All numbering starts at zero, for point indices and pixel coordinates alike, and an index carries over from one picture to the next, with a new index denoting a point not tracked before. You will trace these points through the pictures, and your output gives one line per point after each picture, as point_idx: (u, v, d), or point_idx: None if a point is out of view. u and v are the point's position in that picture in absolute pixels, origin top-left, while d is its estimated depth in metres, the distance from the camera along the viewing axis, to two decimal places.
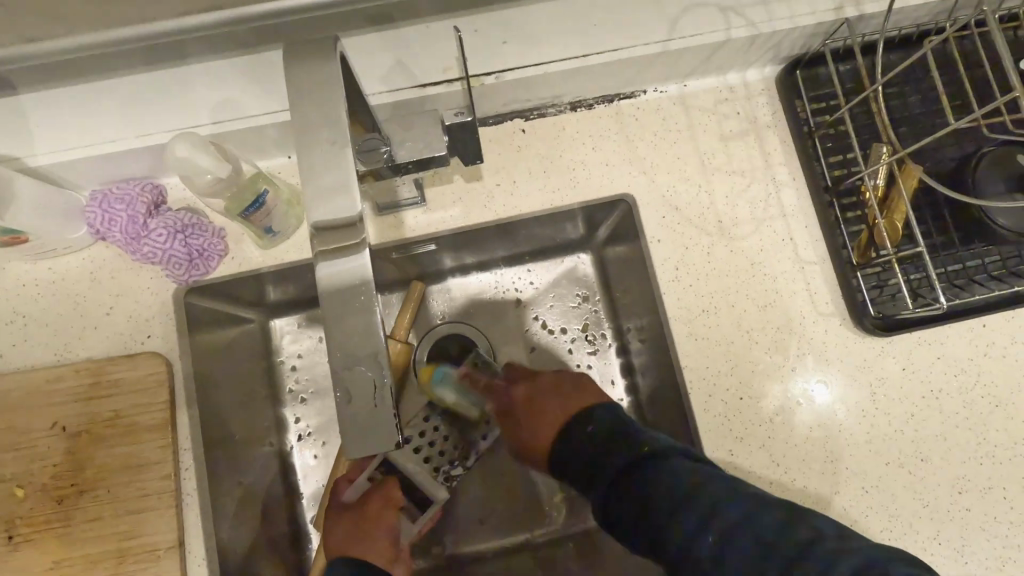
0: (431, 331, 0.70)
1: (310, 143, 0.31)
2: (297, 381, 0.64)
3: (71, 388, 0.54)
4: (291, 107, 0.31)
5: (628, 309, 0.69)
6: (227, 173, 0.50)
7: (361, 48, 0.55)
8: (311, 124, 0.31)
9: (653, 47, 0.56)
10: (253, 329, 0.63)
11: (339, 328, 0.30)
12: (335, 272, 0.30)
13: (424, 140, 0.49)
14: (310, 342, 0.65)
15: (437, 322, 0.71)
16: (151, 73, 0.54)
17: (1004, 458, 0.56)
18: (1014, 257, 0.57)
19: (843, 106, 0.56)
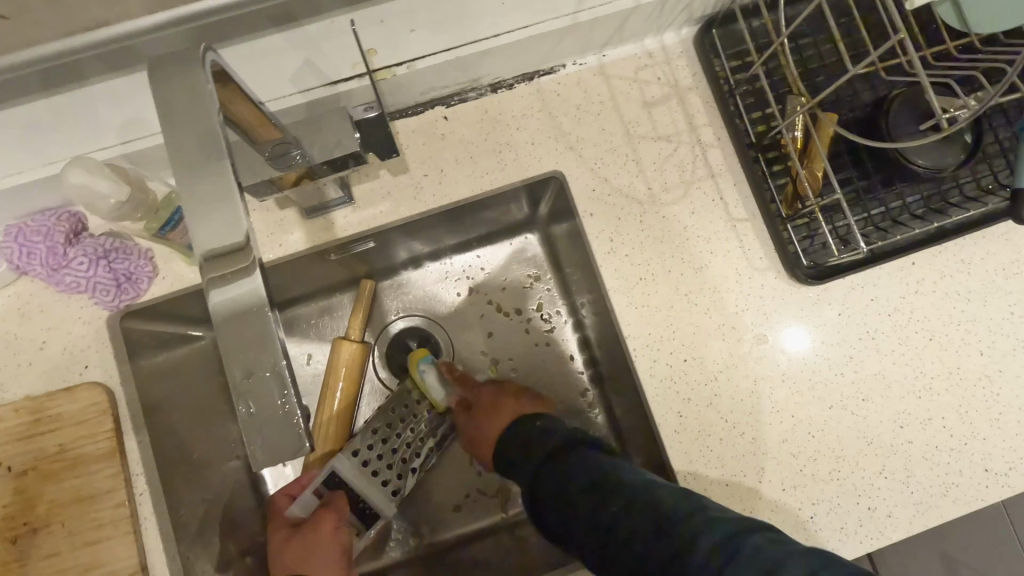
0: (394, 326, 0.71)
1: (185, 166, 0.30)
2: None
3: (11, 428, 0.53)
4: (163, 127, 0.30)
5: (579, 284, 0.69)
6: (128, 194, 0.48)
7: (264, 51, 0.54)
8: (186, 138, 0.30)
9: (563, 20, 0.56)
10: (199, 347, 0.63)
11: (237, 348, 0.30)
12: (226, 290, 0.31)
13: (337, 141, 0.49)
14: None
15: (396, 318, 0.71)
16: (47, 97, 0.52)
17: (941, 389, 0.58)
18: (936, 194, 0.59)
19: (756, 62, 0.56)
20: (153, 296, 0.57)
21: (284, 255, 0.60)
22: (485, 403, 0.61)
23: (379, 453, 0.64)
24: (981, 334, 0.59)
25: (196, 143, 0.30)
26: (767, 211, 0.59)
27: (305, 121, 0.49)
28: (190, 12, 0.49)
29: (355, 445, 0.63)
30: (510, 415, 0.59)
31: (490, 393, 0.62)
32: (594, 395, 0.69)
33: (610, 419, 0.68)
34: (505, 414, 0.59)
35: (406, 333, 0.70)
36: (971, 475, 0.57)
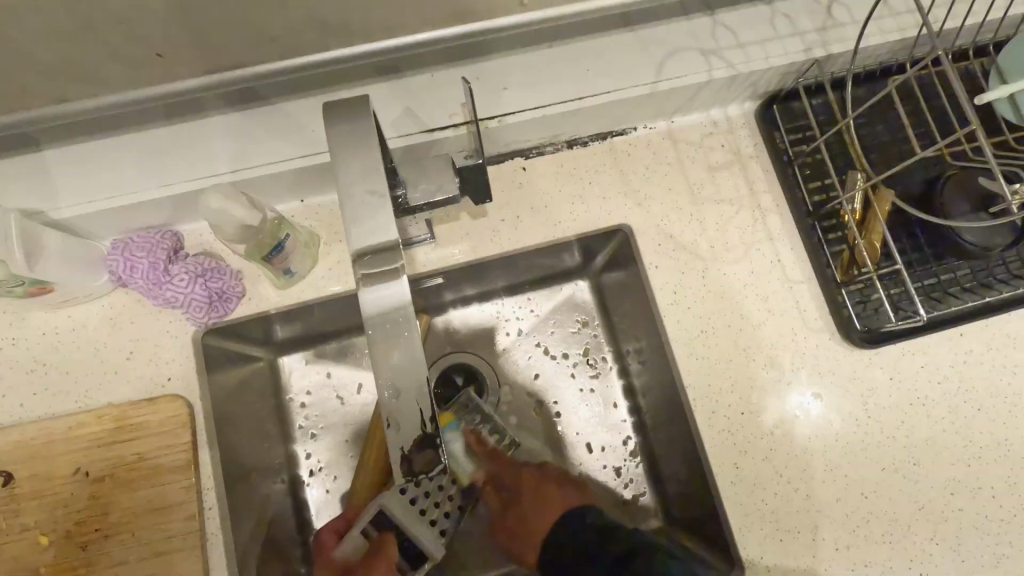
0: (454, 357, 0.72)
1: (350, 195, 0.34)
2: (306, 418, 0.65)
3: (95, 433, 0.55)
4: (334, 158, 0.34)
5: (628, 332, 0.71)
6: (258, 220, 0.52)
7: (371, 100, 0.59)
8: (357, 168, 0.34)
9: (643, 89, 0.60)
10: (261, 369, 0.65)
11: (385, 363, 0.33)
12: (380, 300, 0.35)
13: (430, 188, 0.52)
14: (319, 377, 0.66)
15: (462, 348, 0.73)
16: (171, 126, 0.57)
17: (990, 459, 0.60)
18: (982, 270, 0.62)
19: (819, 138, 0.61)
20: (239, 316, 0.59)
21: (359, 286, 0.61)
22: (542, 479, 0.64)
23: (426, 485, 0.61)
24: None
25: (363, 176, 0.34)
26: (822, 276, 0.62)
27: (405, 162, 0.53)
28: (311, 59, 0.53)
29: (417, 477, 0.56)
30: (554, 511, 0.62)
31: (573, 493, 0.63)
32: (635, 443, 0.70)
33: (653, 469, 0.69)
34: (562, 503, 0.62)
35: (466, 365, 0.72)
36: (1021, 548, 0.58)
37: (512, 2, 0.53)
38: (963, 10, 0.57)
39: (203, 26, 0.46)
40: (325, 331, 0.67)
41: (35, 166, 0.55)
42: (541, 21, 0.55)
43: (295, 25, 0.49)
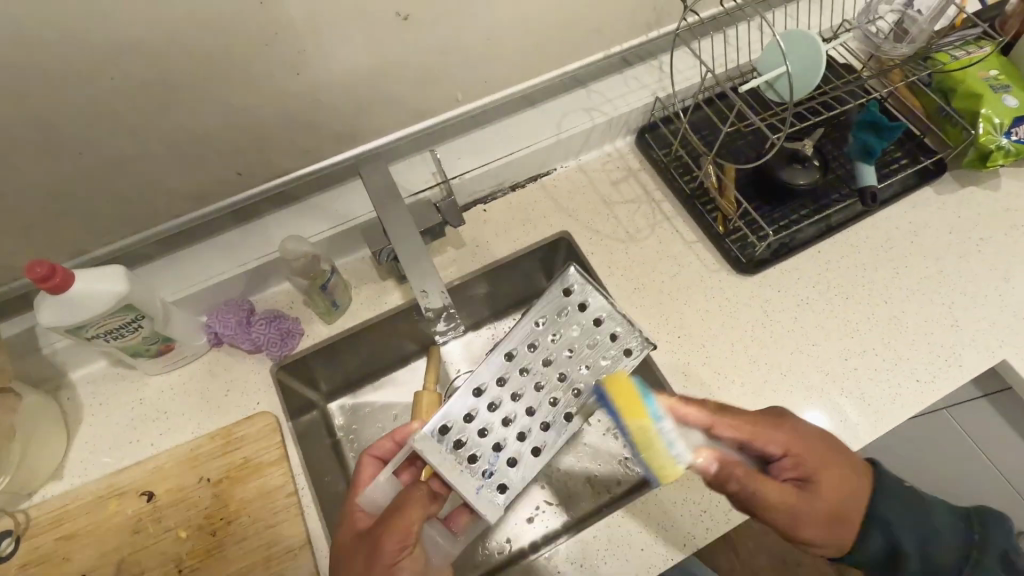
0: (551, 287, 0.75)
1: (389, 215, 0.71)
2: (354, 448, 0.87)
3: (209, 449, 0.73)
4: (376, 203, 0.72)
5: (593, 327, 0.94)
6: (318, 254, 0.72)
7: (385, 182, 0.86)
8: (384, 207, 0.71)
9: (551, 139, 0.89)
10: (316, 415, 0.87)
11: (417, 277, 0.69)
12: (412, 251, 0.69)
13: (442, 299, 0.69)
14: (358, 416, 0.89)
15: (566, 270, 0.75)
16: (237, 227, 0.82)
17: (864, 328, 0.82)
18: (815, 202, 0.87)
19: (677, 144, 0.89)
20: (302, 347, 0.80)
21: (385, 311, 0.83)
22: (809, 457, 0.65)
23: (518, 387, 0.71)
24: (879, 290, 0.84)
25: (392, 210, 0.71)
26: (710, 233, 0.87)
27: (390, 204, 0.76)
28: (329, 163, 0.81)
29: (502, 370, 0.72)
30: (841, 474, 0.65)
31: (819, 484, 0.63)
32: None
33: None
34: (848, 474, 0.65)
35: (563, 288, 0.75)
36: (909, 386, 0.78)
37: (452, 101, 0.83)
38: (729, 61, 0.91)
39: (266, 152, 0.74)
40: (364, 357, 0.88)
41: (149, 271, 0.79)
42: (473, 110, 0.85)
43: (320, 141, 0.77)
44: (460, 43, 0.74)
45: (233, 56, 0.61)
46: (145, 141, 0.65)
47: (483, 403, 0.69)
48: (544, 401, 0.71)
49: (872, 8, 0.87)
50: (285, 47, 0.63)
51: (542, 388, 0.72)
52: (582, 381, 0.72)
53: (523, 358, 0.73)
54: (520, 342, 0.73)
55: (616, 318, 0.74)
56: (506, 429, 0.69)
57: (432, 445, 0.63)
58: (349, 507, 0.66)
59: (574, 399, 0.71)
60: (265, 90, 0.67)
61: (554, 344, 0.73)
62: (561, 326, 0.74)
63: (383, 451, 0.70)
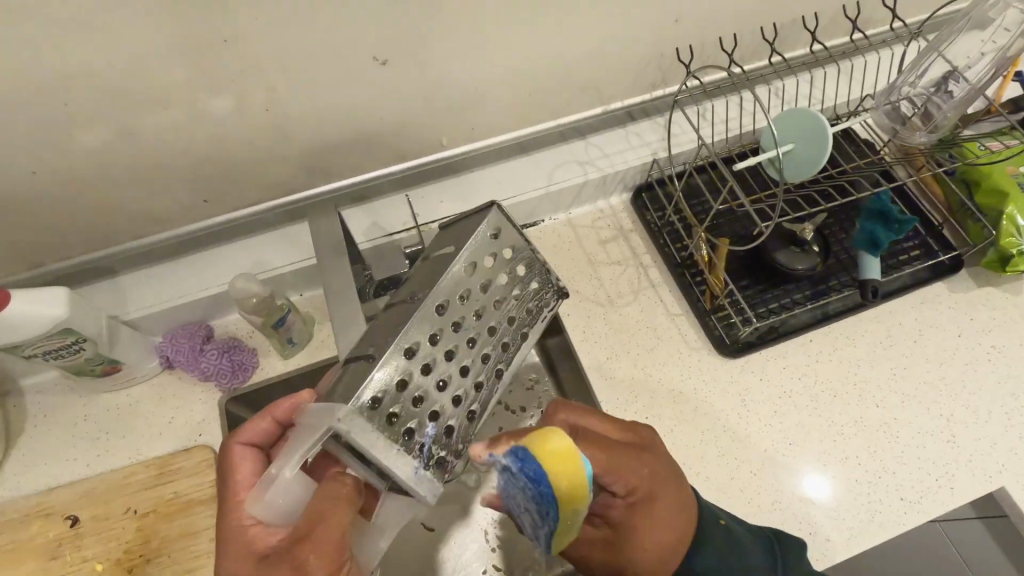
0: (477, 223, 0.56)
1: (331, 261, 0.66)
2: None
3: (141, 479, 0.71)
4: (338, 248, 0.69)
5: None
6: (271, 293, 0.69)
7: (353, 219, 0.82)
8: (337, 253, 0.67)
9: (539, 191, 0.86)
10: None
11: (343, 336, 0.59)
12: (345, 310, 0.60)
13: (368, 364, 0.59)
14: None
15: (489, 205, 0.57)
16: (205, 250, 0.80)
17: (850, 433, 0.75)
18: (813, 287, 0.81)
19: (670, 210, 0.84)
20: (254, 381, 0.78)
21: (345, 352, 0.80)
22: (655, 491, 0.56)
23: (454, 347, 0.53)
24: (874, 392, 0.77)
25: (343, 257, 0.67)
26: (696, 308, 0.82)
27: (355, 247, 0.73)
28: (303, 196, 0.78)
29: (434, 324, 0.53)
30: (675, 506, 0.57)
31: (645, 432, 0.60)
32: None
33: None
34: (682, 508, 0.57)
35: (499, 231, 0.57)
36: (892, 504, 0.71)
37: (437, 144, 0.80)
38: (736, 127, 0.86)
39: (234, 180, 0.72)
40: None
41: (109, 286, 0.78)
42: (459, 155, 0.82)
43: (294, 174, 0.75)
44: (444, 89, 0.71)
45: (196, 89, 0.59)
46: (105, 163, 0.63)
47: (417, 365, 0.51)
48: (480, 359, 0.55)
49: (897, 87, 0.78)
50: (254, 85, 0.61)
51: (476, 343, 0.55)
52: (515, 335, 0.57)
53: (454, 310, 0.54)
54: (452, 289, 0.54)
55: (541, 265, 0.58)
56: (443, 394, 0.52)
57: (367, 424, 0.47)
58: (240, 523, 0.51)
59: (505, 355, 0.56)
60: (233, 123, 0.65)
61: (489, 293, 0.56)
62: (490, 274, 0.56)
63: (255, 437, 0.56)
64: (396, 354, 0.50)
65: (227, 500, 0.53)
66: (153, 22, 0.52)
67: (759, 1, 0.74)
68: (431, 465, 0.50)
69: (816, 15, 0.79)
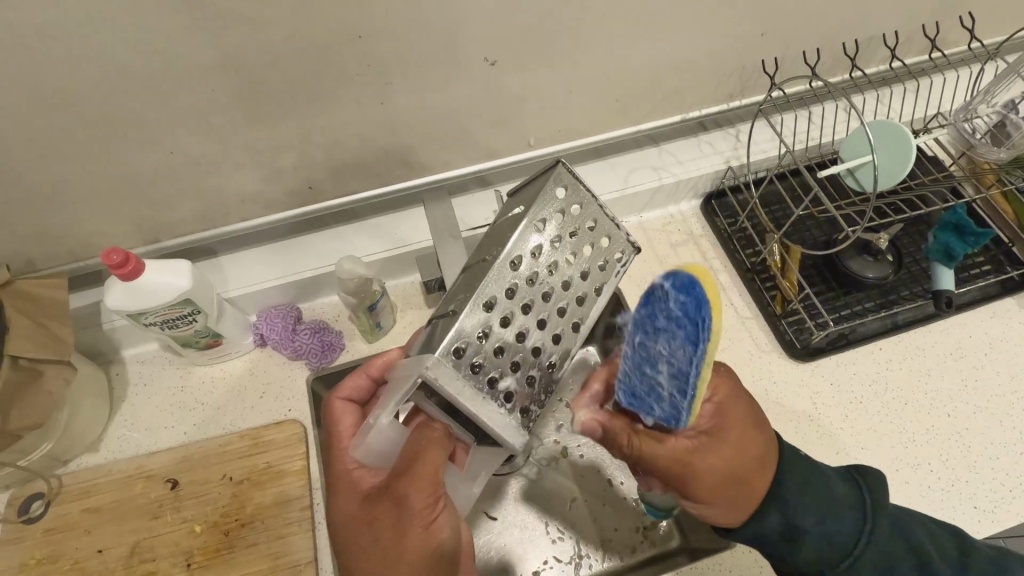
0: (545, 183, 0.56)
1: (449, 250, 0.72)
2: None
3: (236, 448, 0.75)
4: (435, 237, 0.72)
5: None
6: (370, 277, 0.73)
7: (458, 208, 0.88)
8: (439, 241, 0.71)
9: (615, 193, 0.89)
10: None
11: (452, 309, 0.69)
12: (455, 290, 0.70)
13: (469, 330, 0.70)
14: None
15: (555, 162, 0.57)
16: (300, 236, 0.85)
17: (922, 441, 0.76)
18: (884, 296, 0.83)
19: (744, 216, 0.87)
20: (341, 362, 0.81)
21: None
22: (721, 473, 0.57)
23: (529, 299, 0.54)
24: (945, 402, 0.79)
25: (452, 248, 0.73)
26: (766, 312, 0.84)
27: (446, 238, 0.77)
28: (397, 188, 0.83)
29: (509, 280, 0.54)
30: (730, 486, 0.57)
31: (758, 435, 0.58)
32: None
33: None
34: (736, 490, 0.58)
35: (568, 188, 0.57)
36: (966, 512, 0.72)
37: (524, 145, 0.84)
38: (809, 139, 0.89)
39: (339, 169, 0.76)
40: None
41: (212, 265, 0.83)
42: (543, 156, 0.86)
43: (391, 167, 0.79)
44: (541, 92, 0.75)
45: (324, 80, 0.64)
46: (231, 147, 0.68)
47: (495, 319, 0.53)
48: (555, 312, 0.56)
49: (971, 105, 0.82)
50: (373, 80, 0.66)
51: (550, 297, 0.55)
52: (589, 289, 0.58)
53: (526, 264, 0.55)
54: (524, 246, 0.55)
55: (609, 220, 0.58)
56: (521, 345, 0.53)
57: (453, 372, 0.49)
58: (347, 462, 0.56)
59: (578, 309, 0.57)
60: (349, 115, 0.69)
61: (561, 249, 0.56)
62: (559, 229, 0.56)
63: (356, 392, 0.62)
64: (475, 309, 0.52)
65: (336, 444, 0.58)
66: (299, 18, 0.57)
67: (843, 19, 0.77)
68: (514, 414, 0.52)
69: (896, 32, 0.81)
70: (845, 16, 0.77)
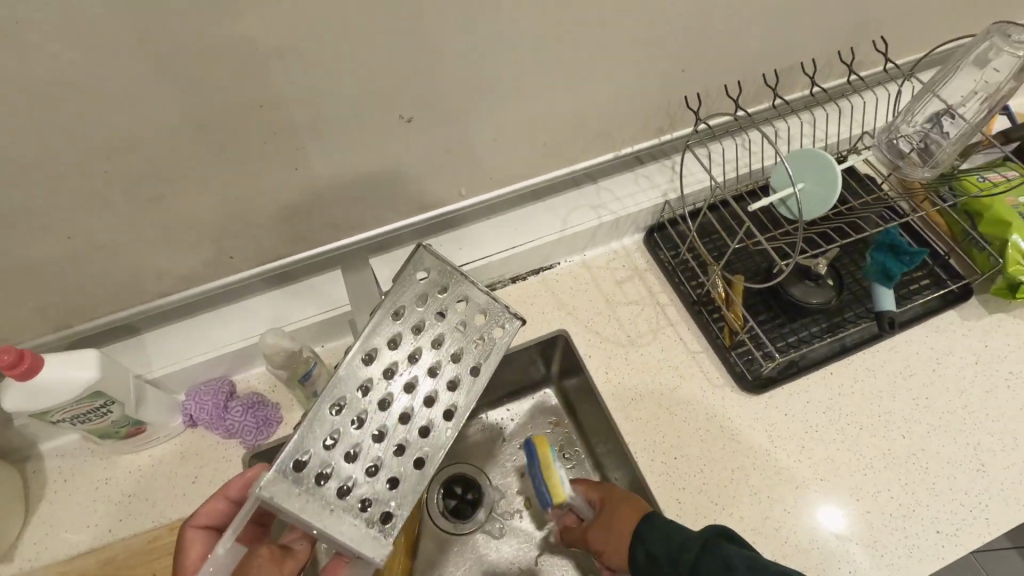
0: (408, 262, 0.58)
1: None
2: None
3: (166, 543, 0.69)
4: None
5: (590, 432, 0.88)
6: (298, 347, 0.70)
7: (388, 261, 0.85)
8: None
9: (555, 235, 0.87)
10: None
11: None
12: None
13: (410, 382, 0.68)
14: None
15: (417, 246, 0.58)
16: (228, 305, 0.81)
17: (880, 467, 0.75)
18: (830, 321, 0.82)
19: (684, 249, 0.86)
20: (279, 436, 0.77)
21: None
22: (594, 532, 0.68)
23: (386, 393, 0.54)
24: (899, 423, 0.78)
25: None
26: (715, 345, 0.83)
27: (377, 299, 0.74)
28: (327, 249, 0.80)
29: (364, 376, 0.54)
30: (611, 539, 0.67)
31: (606, 514, 0.68)
32: None
33: None
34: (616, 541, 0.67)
35: (431, 270, 0.58)
36: (928, 538, 0.70)
37: (456, 195, 0.82)
38: (743, 167, 0.89)
39: (261, 235, 0.73)
40: None
41: (133, 344, 0.78)
42: (477, 204, 0.84)
43: (317, 228, 0.76)
44: (463, 144, 0.73)
45: (231, 151, 0.61)
46: (138, 224, 0.65)
47: (347, 421, 0.52)
48: (420, 402, 0.54)
49: (894, 127, 0.82)
50: (284, 147, 0.63)
51: (413, 387, 0.55)
52: (459, 369, 0.56)
53: (384, 356, 0.55)
54: (382, 338, 0.55)
55: (481, 296, 0.58)
56: (380, 445, 0.52)
57: (290, 488, 0.48)
58: None
59: (450, 393, 0.55)
60: (264, 183, 0.66)
61: (425, 334, 0.56)
62: (422, 312, 0.57)
63: (212, 518, 0.57)
64: (325, 412, 0.52)
65: None
66: (192, 92, 0.54)
67: (760, 50, 0.78)
68: (370, 524, 0.50)
69: (814, 60, 0.83)
70: (762, 47, 0.77)
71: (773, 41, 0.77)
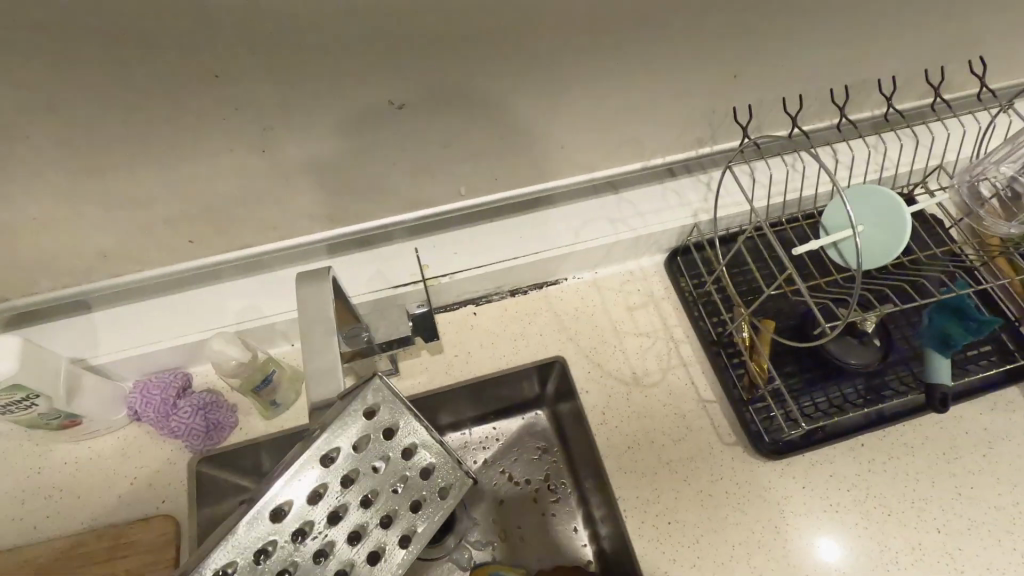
0: (363, 390, 0.45)
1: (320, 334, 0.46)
2: None
3: (90, 551, 0.62)
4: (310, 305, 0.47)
5: (580, 465, 0.75)
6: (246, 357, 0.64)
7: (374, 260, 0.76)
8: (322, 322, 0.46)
9: (563, 248, 0.77)
10: None
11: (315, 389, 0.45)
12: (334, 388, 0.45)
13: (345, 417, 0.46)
14: None
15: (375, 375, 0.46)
16: (191, 291, 0.73)
17: (908, 564, 0.64)
18: (866, 385, 0.71)
19: (710, 281, 0.74)
20: (229, 443, 0.69)
21: None
22: None
23: (317, 542, 0.44)
24: (935, 514, 0.67)
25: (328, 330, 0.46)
26: (732, 396, 0.72)
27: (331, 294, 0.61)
28: (306, 240, 0.71)
29: (264, 539, 0.42)
30: None
31: None
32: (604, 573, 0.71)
33: None
34: None
35: (393, 403, 0.47)
36: None
37: (454, 193, 0.72)
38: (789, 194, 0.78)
39: (226, 219, 0.65)
40: None
41: (83, 323, 0.70)
42: (477, 206, 0.74)
43: (292, 216, 0.67)
44: (464, 139, 0.63)
45: (186, 124, 0.52)
46: (79, 198, 0.56)
47: None
48: (358, 552, 0.46)
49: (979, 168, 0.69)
50: (250, 127, 0.54)
51: (357, 533, 0.46)
52: (410, 520, 0.47)
53: (325, 498, 0.44)
54: (303, 487, 0.43)
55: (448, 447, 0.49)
56: None
57: None
58: None
59: (396, 546, 0.47)
60: (228, 164, 0.57)
61: (377, 477, 0.46)
62: (380, 452, 0.46)
63: None
64: None
65: None
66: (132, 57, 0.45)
67: (828, 63, 0.65)
68: None
69: (891, 79, 0.70)
70: (832, 60, 0.65)
71: (846, 54, 0.65)
